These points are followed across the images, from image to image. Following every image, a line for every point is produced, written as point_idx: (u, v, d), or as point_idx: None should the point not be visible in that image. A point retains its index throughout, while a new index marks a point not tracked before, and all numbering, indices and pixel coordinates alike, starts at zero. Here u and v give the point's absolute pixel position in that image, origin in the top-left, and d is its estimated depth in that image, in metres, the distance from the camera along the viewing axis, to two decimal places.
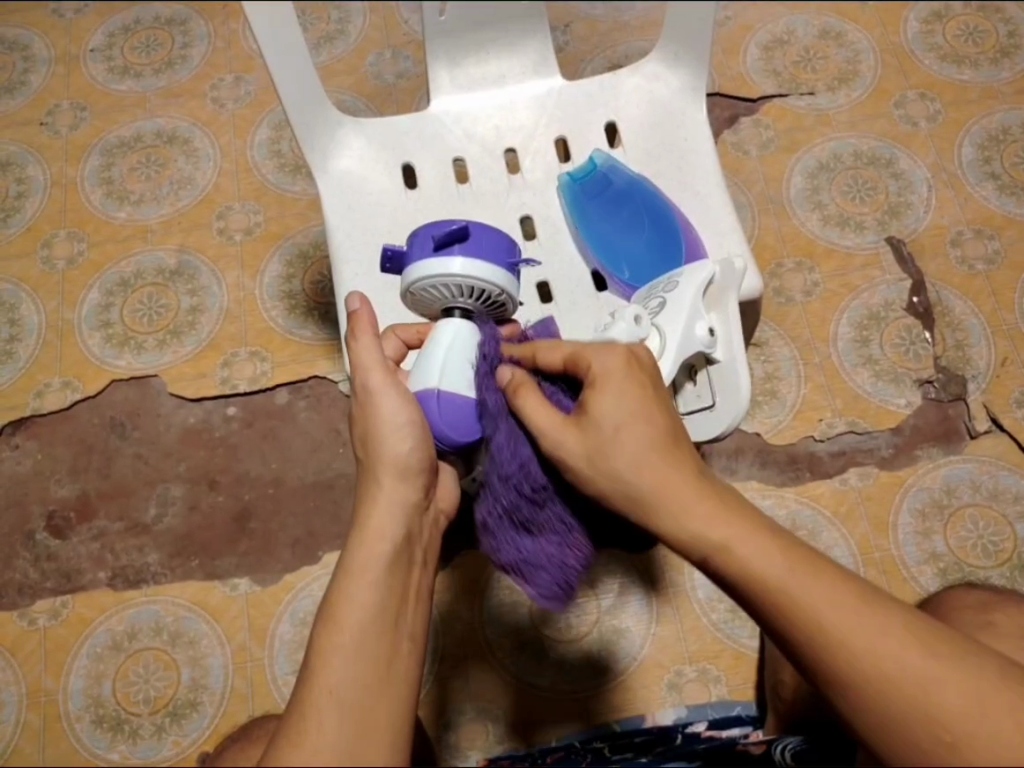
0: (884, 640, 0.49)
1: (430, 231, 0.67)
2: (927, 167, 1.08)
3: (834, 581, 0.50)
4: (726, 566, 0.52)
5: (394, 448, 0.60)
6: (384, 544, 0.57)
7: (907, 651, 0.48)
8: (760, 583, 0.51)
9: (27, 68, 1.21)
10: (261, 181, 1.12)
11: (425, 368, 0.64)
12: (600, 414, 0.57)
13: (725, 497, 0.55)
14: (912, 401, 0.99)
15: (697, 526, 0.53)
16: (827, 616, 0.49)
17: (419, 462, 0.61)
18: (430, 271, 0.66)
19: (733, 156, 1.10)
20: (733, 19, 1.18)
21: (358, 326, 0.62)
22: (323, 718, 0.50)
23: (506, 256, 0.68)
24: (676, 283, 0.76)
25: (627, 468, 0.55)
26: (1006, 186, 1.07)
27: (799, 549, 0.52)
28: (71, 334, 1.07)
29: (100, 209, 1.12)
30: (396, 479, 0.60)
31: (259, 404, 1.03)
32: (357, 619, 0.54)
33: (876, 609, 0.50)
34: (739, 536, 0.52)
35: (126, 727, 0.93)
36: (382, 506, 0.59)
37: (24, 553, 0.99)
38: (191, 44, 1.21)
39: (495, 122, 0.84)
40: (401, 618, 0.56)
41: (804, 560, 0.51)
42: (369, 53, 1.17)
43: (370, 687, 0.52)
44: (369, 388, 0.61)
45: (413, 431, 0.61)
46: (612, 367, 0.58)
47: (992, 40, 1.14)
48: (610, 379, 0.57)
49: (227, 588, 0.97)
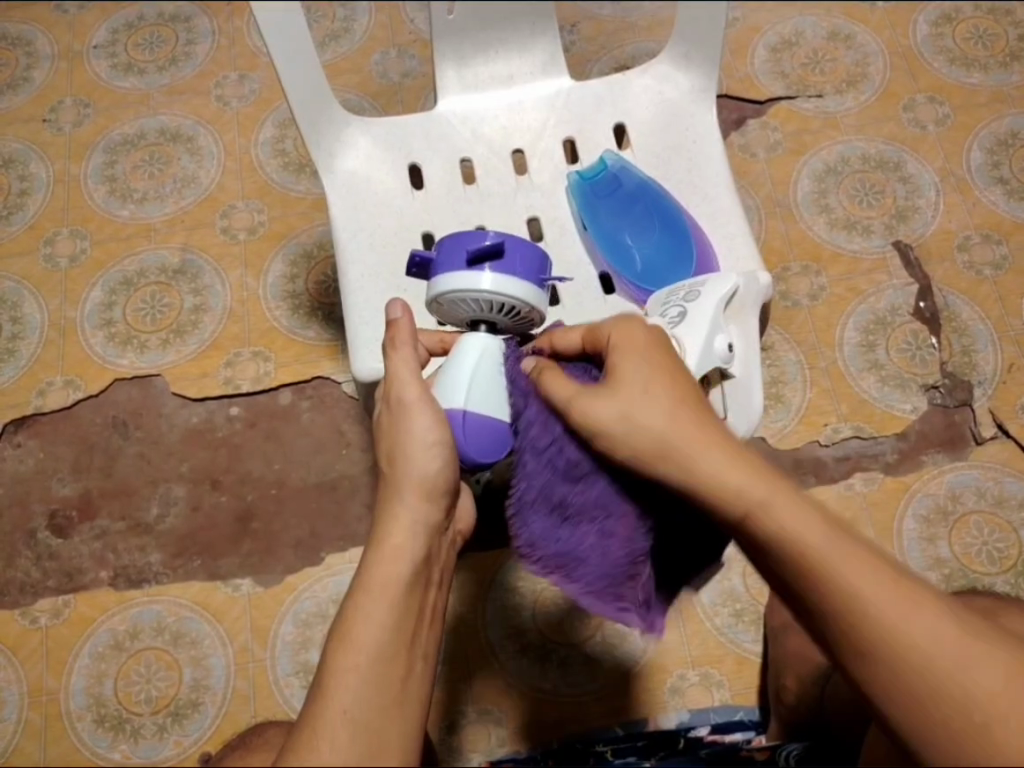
0: (927, 644, 0.47)
1: (463, 243, 0.67)
2: (935, 171, 1.08)
3: (884, 576, 0.48)
4: (773, 547, 0.50)
5: (424, 467, 0.59)
6: (402, 563, 0.56)
7: (948, 652, 0.47)
8: (799, 549, 0.49)
9: (29, 64, 1.20)
10: (264, 181, 1.12)
11: (452, 385, 0.63)
12: (610, 404, 0.55)
13: (764, 471, 0.52)
14: (918, 407, 0.98)
15: (743, 511, 0.50)
16: (871, 599, 0.47)
17: (445, 484, 0.60)
18: (459, 286, 0.66)
19: (740, 158, 1.09)
20: (741, 20, 1.17)
21: (398, 338, 0.63)
22: (337, 738, 0.50)
23: (537, 272, 0.68)
24: (697, 292, 0.74)
25: (647, 447, 0.54)
26: (1014, 191, 1.06)
27: (847, 533, 0.49)
28: (73, 333, 1.07)
29: (103, 207, 1.12)
30: (420, 497, 0.59)
31: (262, 404, 1.03)
32: (373, 638, 0.53)
33: (913, 598, 0.48)
34: (779, 510, 0.50)
35: (128, 727, 0.93)
36: (404, 523, 0.57)
37: (26, 552, 0.98)
38: (195, 41, 1.20)
39: (503, 122, 0.83)
40: (416, 638, 0.55)
41: (853, 547, 0.48)
42: (374, 52, 1.16)
43: (383, 707, 0.52)
44: (404, 401, 0.61)
45: (443, 452, 0.60)
46: (631, 366, 0.57)
47: (1002, 43, 1.14)
48: (624, 368, 0.57)
49: (229, 589, 0.96)
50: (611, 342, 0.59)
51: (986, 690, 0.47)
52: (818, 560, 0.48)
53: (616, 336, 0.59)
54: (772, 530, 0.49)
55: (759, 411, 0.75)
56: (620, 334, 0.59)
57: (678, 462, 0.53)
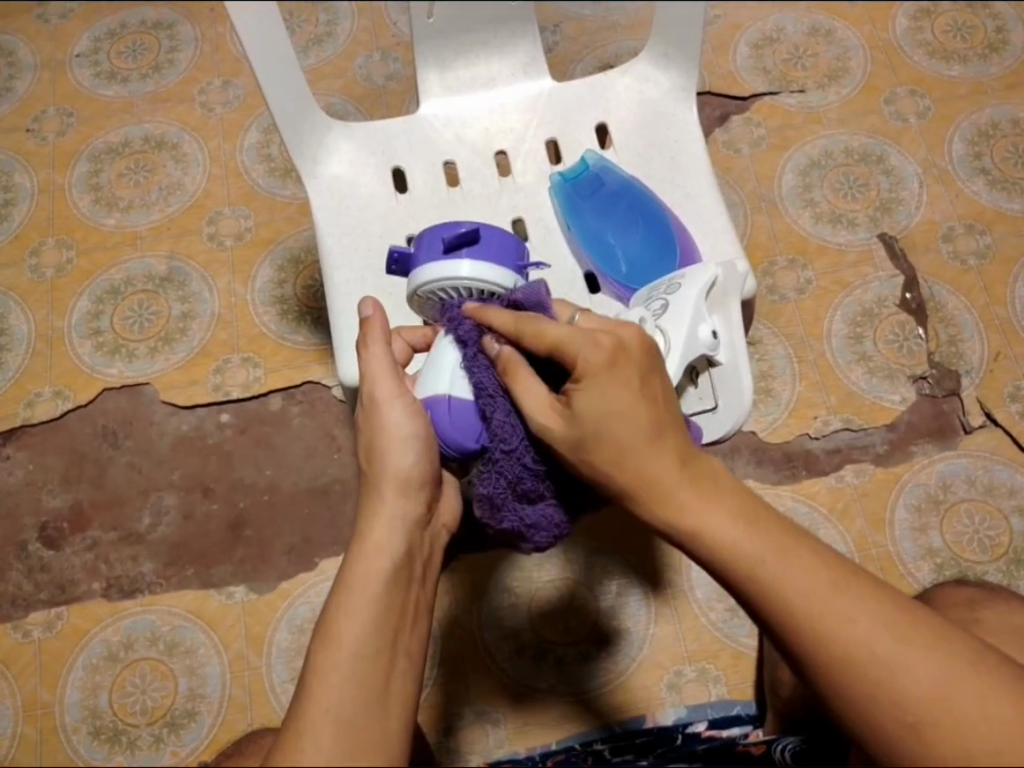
0: (858, 628, 0.49)
1: (439, 233, 0.68)
2: (918, 163, 1.08)
3: (815, 566, 0.51)
4: (716, 558, 0.52)
5: (398, 461, 0.61)
6: (382, 559, 0.57)
7: (878, 634, 0.49)
8: (736, 558, 0.51)
9: (12, 74, 1.20)
10: (250, 186, 1.12)
11: (433, 375, 0.64)
12: (586, 402, 0.54)
13: (707, 470, 0.54)
14: (907, 397, 0.99)
15: (675, 509, 0.53)
16: (807, 602, 0.50)
17: (423, 475, 0.62)
18: (435, 273, 0.66)
19: (724, 154, 1.10)
20: (722, 16, 1.18)
21: (371, 335, 0.64)
22: (320, 737, 0.49)
23: (513, 258, 0.70)
24: (677, 285, 0.75)
25: (607, 466, 0.55)
26: (996, 181, 1.07)
27: (775, 527, 0.52)
28: (61, 343, 1.06)
29: (88, 216, 1.12)
30: (399, 492, 0.61)
31: (253, 410, 1.03)
32: (356, 636, 0.53)
33: (858, 593, 0.50)
34: (714, 506, 0.52)
35: (123, 738, 0.92)
36: (382, 520, 0.59)
37: (17, 565, 0.98)
38: (178, 48, 1.20)
39: (485, 124, 0.83)
40: (400, 635, 0.55)
41: (784, 541, 0.51)
42: (359, 55, 1.16)
43: (366, 704, 0.51)
44: (376, 398, 0.62)
45: (417, 445, 0.62)
46: (598, 357, 0.54)
47: (981, 34, 1.15)
48: (595, 365, 0.54)
49: (223, 597, 0.96)
50: (563, 345, 0.56)
51: (916, 673, 0.49)
52: (751, 557, 0.51)
53: (573, 337, 0.55)
54: (708, 533, 0.52)
55: (750, 400, 0.79)
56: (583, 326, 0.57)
57: (633, 477, 0.54)
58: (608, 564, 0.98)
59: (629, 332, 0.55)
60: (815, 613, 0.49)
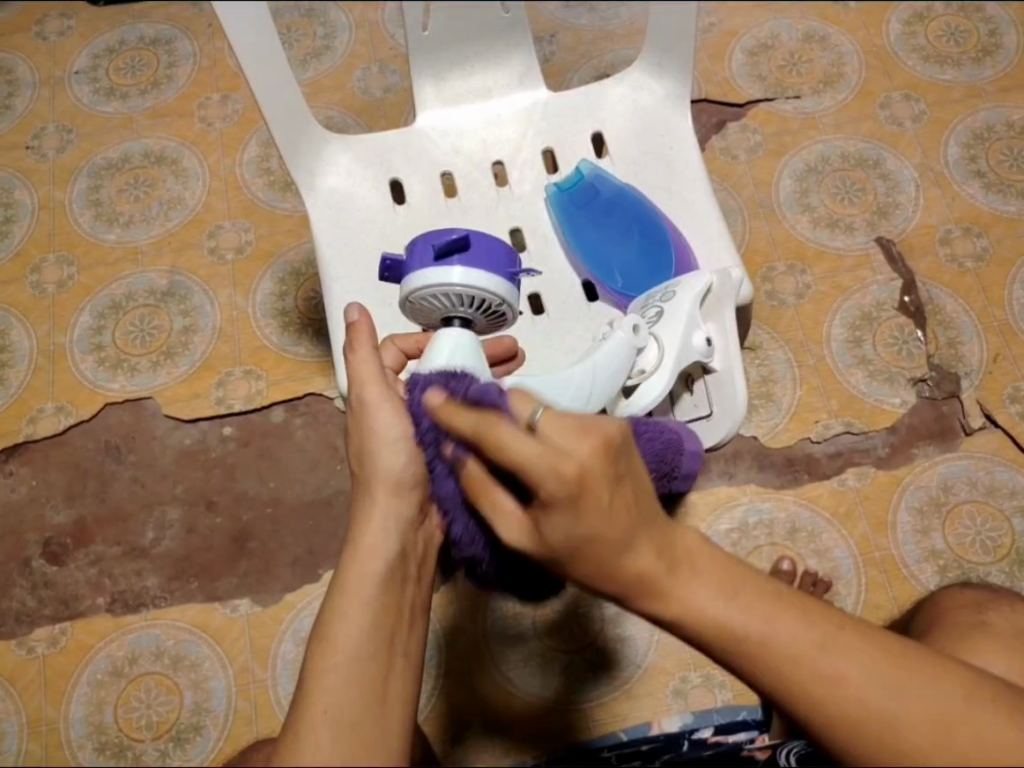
0: (850, 687, 0.48)
1: (430, 240, 0.70)
2: (856, 43, 1.16)
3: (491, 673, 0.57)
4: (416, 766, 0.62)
5: (388, 463, 0.60)
6: (376, 563, 0.58)
7: (872, 694, 0.48)
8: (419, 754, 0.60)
9: (11, 92, 1.20)
10: (250, 199, 1.12)
11: (426, 377, 0.65)
12: (555, 532, 0.50)
13: (682, 551, 0.51)
14: (907, 400, 0.99)
15: (660, 599, 0.50)
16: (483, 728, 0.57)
17: (414, 477, 0.61)
18: (431, 278, 0.68)
19: (721, 162, 1.10)
20: (718, 26, 1.19)
21: (359, 338, 0.63)
22: (318, 734, 0.49)
23: None
24: (672, 292, 0.78)
25: (350, 589, 0.56)
26: (931, 56, 1.15)
27: (759, 593, 0.50)
28: (63, 358, 1.06)
29: (89, 231, 1.12)
30: (390, 494, 0.61)
31: (256, 423, 1.03)
32: (349, 638, 0.54)
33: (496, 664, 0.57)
34: (697, 590, 0.50)
35: (129, 754, 0.92)
36: (376, 523, 0.60)
37: (20, 581, 0.98)
38: (177, 64, 1.20)
39: (582, 112, 0.83)
40: (396, 636, 0.56)
41: (768, 608, 0.50)
42: (356, 68, 1.17)
43: (365, 702, 0.52)
44: (365, 401, 0.61)
45: (408, 446, 0.61)
46: (392, 431, 0.61)
47: (973, 40, 1.16)
48: (561, 497, 0.48)
49: (228, 610, 0.96)
50: (364, 413, 0.61)
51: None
52: (736, 632, 0.49)
53: (369, 407, 0.61)
54: (692, 609, 0.50)
55: (744, 405, 0.80)
56: (369, 395, 0.61)
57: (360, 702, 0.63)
58: None
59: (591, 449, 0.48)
60: (805, 681, 0.49)
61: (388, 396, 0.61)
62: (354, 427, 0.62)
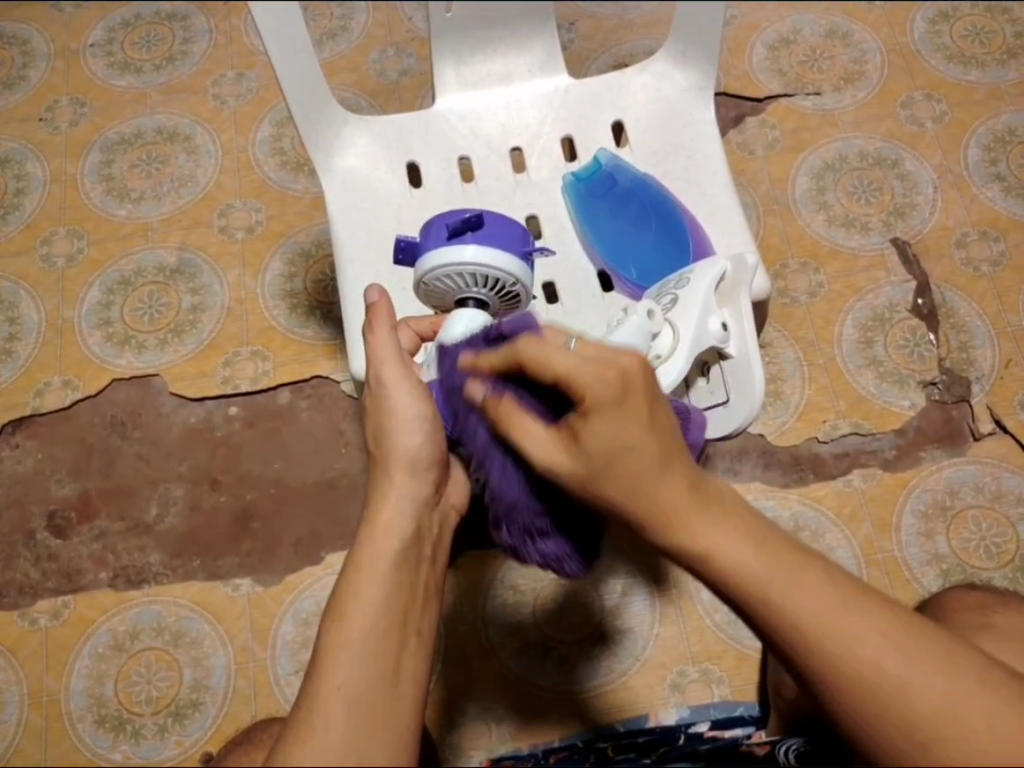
0: (870, 647, 0.47)
1: (444, 220, 0.69)
2: (880, 40, 1.15)
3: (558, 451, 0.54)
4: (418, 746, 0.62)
5: (405, 441, 0.60)
6: (393, 539, 0.57)
7: (892, 657, 0.47)
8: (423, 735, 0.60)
9: (25, 63, 1.19)
10: (262, 179, 1.12)
11: (439, 358, 0.65)
12: (595, 434, 0.51)
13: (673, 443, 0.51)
14: (916, 403, 0.99)
15: (689, 534, 0.49)
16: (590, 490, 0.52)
17: (430, 456, 0.61)
18: (442, 259, 0.67)
19: (738, 156, 1.09)
20: (740, 18, 1.17)
21: (377, 319, 0.62)
22: (330, 712, 0.50)
23: None
24: (687, 279, 0.77)
25: (366, 564, 0.56)
26: (955, 56, 1.13)
27: (786, 550, 0.49)
28: (71, 332, 1.06)
29: (100, 206, 1.12)
30: (406, 472, 0.60)
31: (262, 404, 1.03)
32: (364, 615, 0.53)
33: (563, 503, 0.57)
34: (673, 499, 0.50)
35: (128, 728, 0.92)
36: (391, 500, 0.59)
37: (24, 553, 0.98)
38: (192, 39, 1.20)
39: (603, 98, 0.83)
40: (409, 613, 0.55)
41: (794, 562, 0.48)
42: (372, 50, 1.16)
43: (377, 681, 0.51)
44: (382, 380, 0.61)
45: (423, 426, 0.61)
46: (411, 411, 0.60)
47: (999, 40, 1.14)
48: (604, 401, 0.51)
49: (229, 589, 0.96)
50: (381, 392, 0.61)
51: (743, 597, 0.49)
52: (762, 582, 0.48)
53: (385, 387, 0.61)
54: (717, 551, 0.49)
55: (762, 392, 0.79)
56: (387, 373, 0.61)
57: None
58: (613, 562, 0.98)
59: (632, 361, 0.51)
60: (818, 633, 0.47)
61: (405, 378, 0.61)
62: (372, 407, 0.62)
